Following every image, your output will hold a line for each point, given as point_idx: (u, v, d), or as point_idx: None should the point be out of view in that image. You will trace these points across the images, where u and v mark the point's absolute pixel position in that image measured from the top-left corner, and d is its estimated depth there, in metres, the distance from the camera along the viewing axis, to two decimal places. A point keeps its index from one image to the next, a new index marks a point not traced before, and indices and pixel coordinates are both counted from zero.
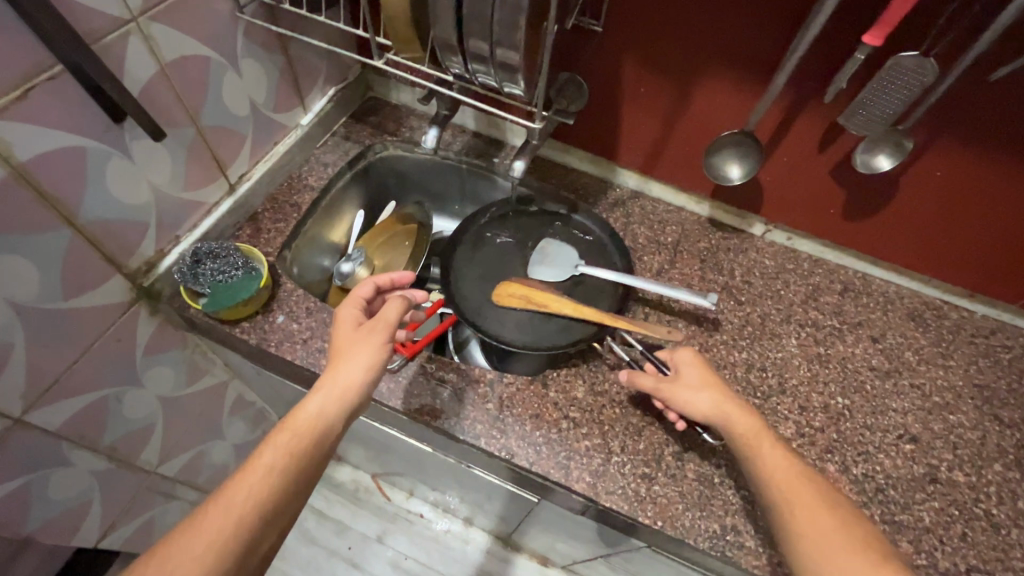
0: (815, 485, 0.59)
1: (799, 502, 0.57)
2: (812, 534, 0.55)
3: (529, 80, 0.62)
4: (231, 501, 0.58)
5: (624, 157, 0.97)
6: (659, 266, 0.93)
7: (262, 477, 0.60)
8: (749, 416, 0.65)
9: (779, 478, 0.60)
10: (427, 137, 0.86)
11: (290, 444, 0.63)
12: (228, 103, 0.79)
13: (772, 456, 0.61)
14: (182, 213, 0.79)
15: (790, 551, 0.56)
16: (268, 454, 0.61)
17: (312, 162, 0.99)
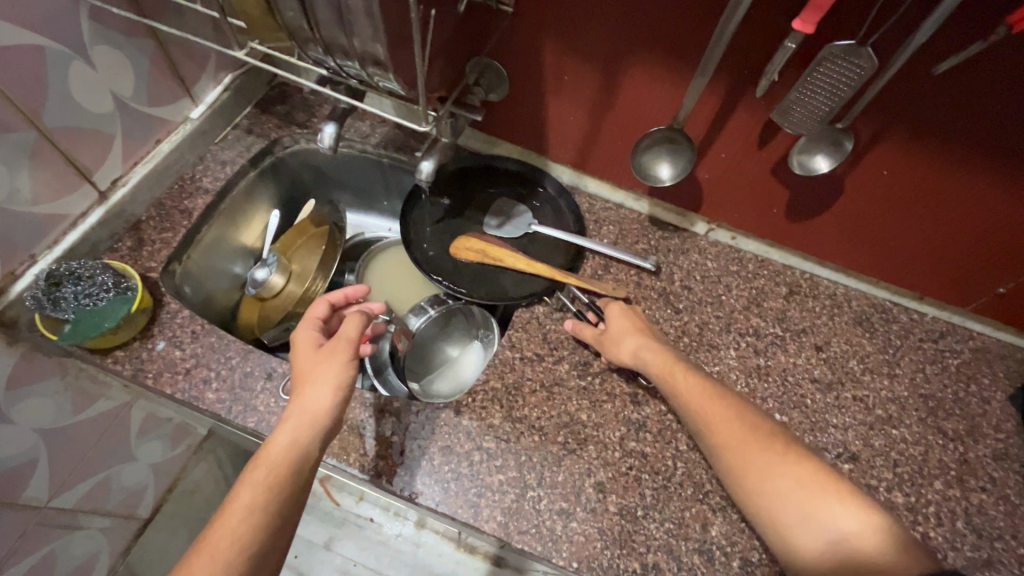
0: (723, 397, 0.64)
1: (712, 416, 0.62)
2: (727, 441, 0.60)
3: (408, 74, 0.52)
4: (210, 554, 0.51)
5: (555, 152, 0.88)
6: (593, 271, 0.85)
7: (244, 518, 0.53)
8: (661, 347, 0.70)
9: (692, 400, 0.64)
10: (324, 133, 0.75)
11: (265, 477, 0.56)
12: (82, 99, 0.68)
13: (684, 380, 0.66)
14: (36, 230, 0.69)
15: (723, 464, 0.60)
16: (244, 492, 0.55)
17: (208, 160, 0.88)
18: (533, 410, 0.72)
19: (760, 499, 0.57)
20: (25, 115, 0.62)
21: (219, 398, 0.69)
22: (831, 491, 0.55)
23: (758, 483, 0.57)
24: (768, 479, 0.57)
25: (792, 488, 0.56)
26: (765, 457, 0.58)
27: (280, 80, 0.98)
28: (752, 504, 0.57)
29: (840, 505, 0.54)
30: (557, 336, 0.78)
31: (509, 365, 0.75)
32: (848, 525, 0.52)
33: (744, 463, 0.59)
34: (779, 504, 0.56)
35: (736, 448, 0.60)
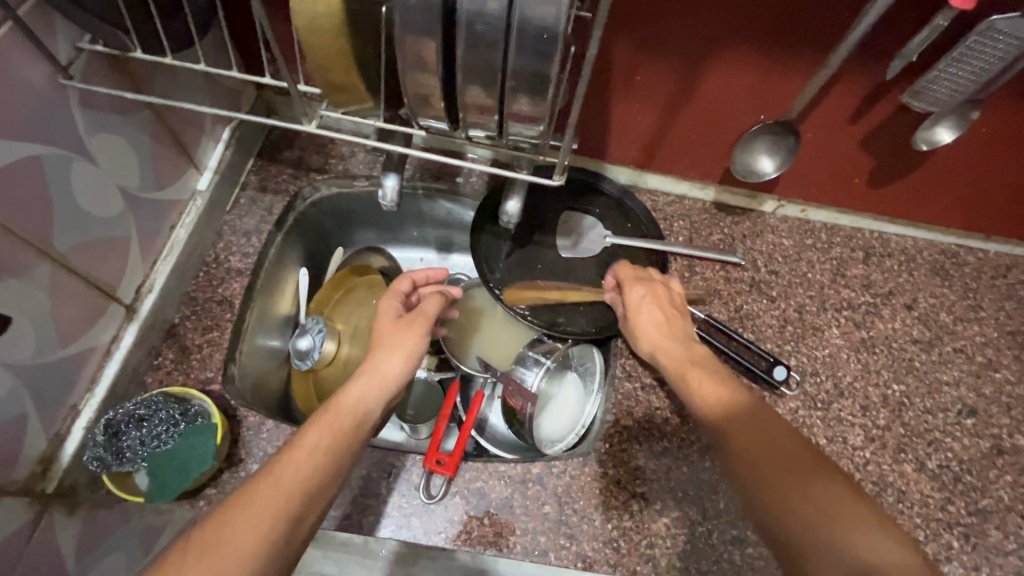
0: (741, 398, 0.54)
1: (736, 419, 0.52)
2: (760, 438, 0.50)
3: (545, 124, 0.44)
4: (262, 491, 0.45)
5: (615, 153, 0.81)
6: (681, 275, 0.81)
7: (309, 459, 0.49)
8: (685, 348, 0.64)
9: (714, 399, 0.56)
10: (384, 186, 0.64)
11: (336, 426, 0.53)
12: (89, 206, 0.55)
13: (707, 385, 0.57)
14: (70, 374, 0.57)
15: (739, 484, 0.48)
16: (314, 436, 0.51)
17: (226, 234, 0.75)
18: (673, 441, 0.68)
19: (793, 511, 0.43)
20: (25, 248, 0.49)
21: (344, 512, 0.61)
22: (850, 502, 0.43)
23: (805, 479, 0.45)
24: (819, 484, 0.44)
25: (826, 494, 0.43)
26: (800, 459, 0.47)
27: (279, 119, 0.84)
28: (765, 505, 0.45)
29: (867, 529, 0.40)
30: None
31: (633, 399, 0.70)
32: (868, 546, 0.39)
33: (783, 459, 0.47)
34: (797, 513, 0.43)
35: (765, 444, 0.49)
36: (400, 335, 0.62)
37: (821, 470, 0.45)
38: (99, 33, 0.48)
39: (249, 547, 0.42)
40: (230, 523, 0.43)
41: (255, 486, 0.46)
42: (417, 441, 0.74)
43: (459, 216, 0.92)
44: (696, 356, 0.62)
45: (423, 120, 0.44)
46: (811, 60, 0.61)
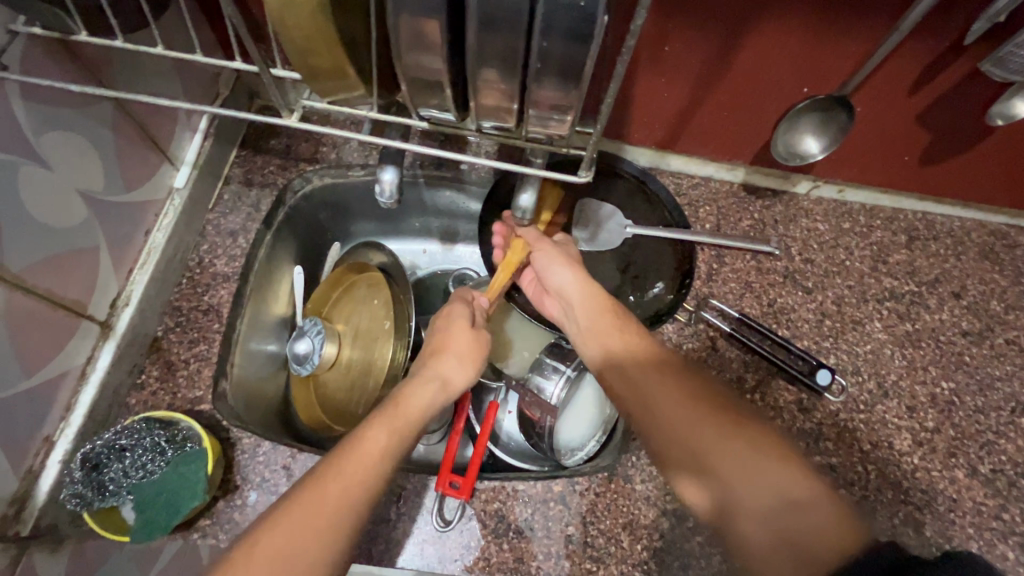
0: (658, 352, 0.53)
1: (659, 382, 0.49)
2: (682, 399, 0.48)
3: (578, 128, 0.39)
4: (322, 493, 0.43)
5: (638, 133, 0.74)
6: (709, 267, 0.74)
7: (370, 463, 0.46)
8: (601, 297, 0.58)
9: (636, 361, 0.52)
10: (382, 180, 0.57)
11: (400, 425, 0.49)
12: (42, 214, 0.48)
13: (629, 345, 0.54)
14: (41, 402, 0.51)
15: (661, 436, 0.48)
16: (378, 434, 0.48)
17: (210, 234, 0.68)
18: None
19: (719, 471, 0.43)
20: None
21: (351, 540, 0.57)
22: (772, 450, 0.43)
23: (731, 439, 0.44)
24: (746, 441, 0.44)
25: (748, 453, 0.43)
26: (722, 418, 0.46)
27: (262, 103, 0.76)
28: (688, 467, 0.45)
29: (782, 466, 0.42)
30: (699, 356, 0.69)
31: None
32: (788, 491, 0.40)
33: (705, 421, 0.46)
34: (721, 472, 0.43)
35: (688, 406, 0.47)
36: (459, 340, 0.58)
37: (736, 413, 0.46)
38: (35, 13, 0.40)
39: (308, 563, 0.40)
40: (297, 526, 0.41)
41: (314, 489, 0.43)
42: (427, 450, 0.69)
43: (464, 205, 0.85)
44: (613, 310, 0.57)
45: (428, 110, 0.37)
46: (870, 23, 0.54)
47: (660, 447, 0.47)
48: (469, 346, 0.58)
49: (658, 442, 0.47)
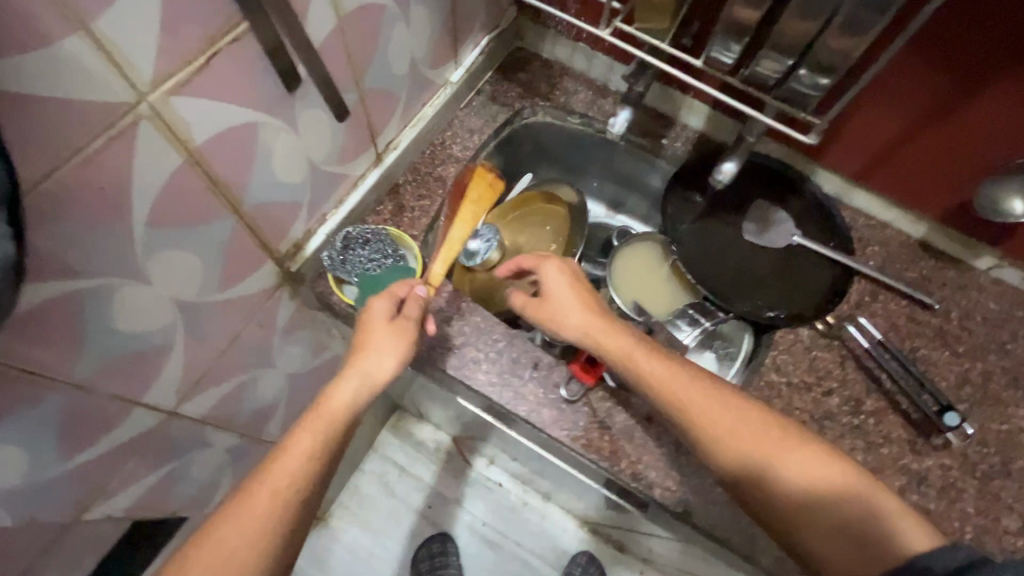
0: (695, 375, 0.61)
1: (725, 425, 0.58)
2: (758, 443, 0.57)
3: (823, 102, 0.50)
4: (258, 510, 0.53)
5: (835, 159, 0.80)
6: (861, 296, 0.77)
7: (297, 464, 0.56)
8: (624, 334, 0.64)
9: (698, 409, 0.59)
10: (615, 118, 0.70)
11: (321, 429, 0.58)
12: (392, 61, 0.65)
13: (693, 384, 0.60)
14: (330, 188, 0.69)
15: (731, 468, 0.58)
16: (302, 441, 0.57)
17: (456, 126, 0.86)
18: None
19: (800, 505, 0.55)
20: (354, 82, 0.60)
21: (489, 381, 0.69)
22: (834, 461, 0.56)
23: (810, 475, 0.56)
24: (811, 466, 0.56)
25: (821, 475, 0.55)
26: (790, 442, 0.57)
27: (520, 45, 0.93)
28: (769, 507, 0.56)
29: (840, 480, 0.55)
30: (826, 365, 0.73)
31: (774, 390, 0.71)
32: (862, 506, 0.54)
33: (785, 458, 0.57)
34: (799, 502, 0.56)
35: (768, 442, 0.57)
36: (381, 338, 0.62)
37: (793, 440, 0.57)
38: None
39: (265, 531, 0.53)
40: (230, 538, 0.52)
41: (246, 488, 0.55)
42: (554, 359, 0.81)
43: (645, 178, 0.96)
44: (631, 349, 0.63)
45: None
46: None
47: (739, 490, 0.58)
48: (388, 341, 0.62)
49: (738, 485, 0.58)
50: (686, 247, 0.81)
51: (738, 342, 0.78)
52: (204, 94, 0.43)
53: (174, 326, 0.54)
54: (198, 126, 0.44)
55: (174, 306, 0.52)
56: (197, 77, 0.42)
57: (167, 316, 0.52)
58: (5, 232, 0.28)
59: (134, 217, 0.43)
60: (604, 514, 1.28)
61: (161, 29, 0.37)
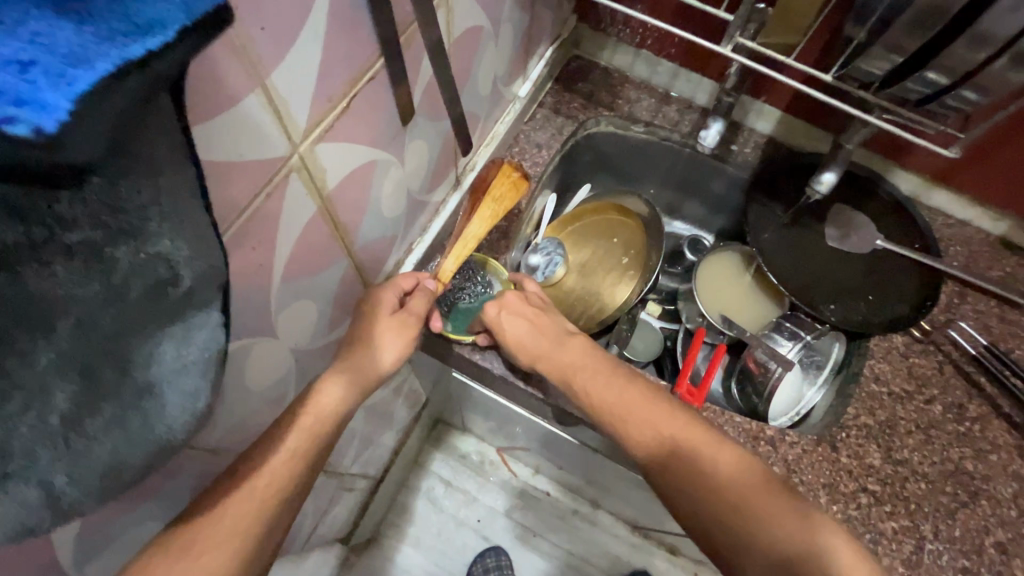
0: (634, 388, 0.58)
1: (659, 438, 0.55)
2: (684, 454, 0.53)
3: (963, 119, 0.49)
4: (239, 504, 0.42)
5: (916, 159, 0.79)
6: (950, 299, 0.76)
7: (285, 465, 0.46)
8: (575, 352, 0.63)
9: (643, 425, 0.56)
10: (706, 130, 0.69)
11: (318, 428, 0.49)
12: (479, 83, 0.63)
13: (642, 398, 0.57)
14: (416, 217, 0.66)
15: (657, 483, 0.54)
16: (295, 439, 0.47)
17: (522, 142, 0.84)
18: (914, 453, 0.67)
19: (721, 518, 0.50)
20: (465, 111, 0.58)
21: None
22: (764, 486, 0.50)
23: (729, 489, 0.50)
24: (732, 481, 0.51)
25: (743, 489, 0.50)
26: (734, 462, 0.52)
27: (578, 53, 0.91)
28: (701, 521, 0.51)
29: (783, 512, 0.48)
30: (924, 372, 0.72)
31: (877, 401, 0.70)
32: (785, 533, 0.47)
33: (702, 470, 0.52)
34: (724, 518, 0.49)
35: (689, 453, 0.53)
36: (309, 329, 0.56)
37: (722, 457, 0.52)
38: None
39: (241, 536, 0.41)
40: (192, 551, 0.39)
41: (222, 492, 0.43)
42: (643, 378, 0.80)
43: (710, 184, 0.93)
44: (611, 371, 0.61)
45: (866, 59, 0.47)
46: None
47: (672, 505, 0.53)
48: (393, 333, 0.56)
49: (674, 503, 0.53)
50: (770, 256, 0.80)
51: (825, 351, 0.76)
52: (341, 138, 0.40)
53: (289, 376, 0.51)
54: (332, 171, 0.41)
55: (291, 357, 0.50)
56: (338, 122, 0.39)
57: (285, 367, 0.49)
58: (220, 319, 0.25)
59: (274, 272, 0.40)
60: (663, 521, 1.26)
61: (317, 77, 0.35)
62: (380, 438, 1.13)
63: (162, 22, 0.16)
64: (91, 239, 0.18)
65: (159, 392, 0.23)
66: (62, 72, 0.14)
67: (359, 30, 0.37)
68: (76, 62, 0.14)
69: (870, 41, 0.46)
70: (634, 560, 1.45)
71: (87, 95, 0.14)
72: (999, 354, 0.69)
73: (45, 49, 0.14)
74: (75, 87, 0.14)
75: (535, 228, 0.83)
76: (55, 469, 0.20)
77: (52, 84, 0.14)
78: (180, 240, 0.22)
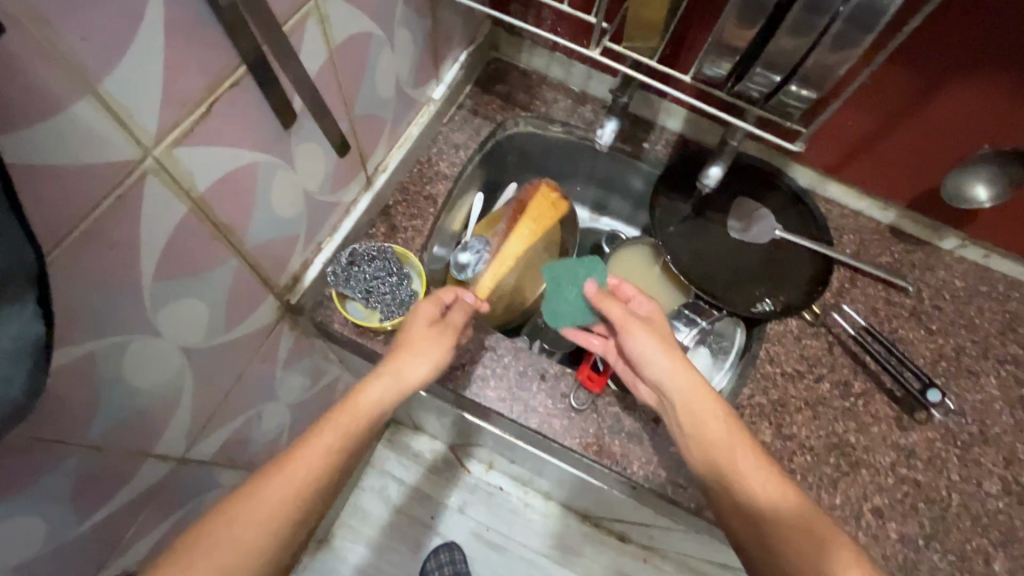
0: (733, 423, 0.58)
1: (716, 451, 0.56)
2: (736, 467, 0.55)
3: (805, 113, 0.53)
4: (250, 515, 0.46)
5: (809, 154, 0.84)
6: (841, 283, 0.81)
7: (311, 473, 0.49)
8: (694, 378, 0.60)
9: (725, 443, 0.57)
10: (603, 129, 0.72)
11: (351, 430, 0.52)
12: (378, 86, 0.65)
13: (698, 411, 0.58)
14: (324, 218, 0.68)
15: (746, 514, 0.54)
16: (326, 439, 0.51)
17: (441, 143, 0.86)
18: (802, 428, 0.72)
19: (787, 552, 0.49)
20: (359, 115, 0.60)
21: (497, 395, 0.70)
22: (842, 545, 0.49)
23: (776, 507, 0.52)
24: (779, 497, 0.53)
25: (787, 509, 0.52)
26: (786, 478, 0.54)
27: (497, 56, 0.94)
28: (753, 537, 0.53)
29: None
30: (814, 352, 0.76)
31: (771, 381, 0.74)
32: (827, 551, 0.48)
33: (761, 487, 0.53)
34: (769, 536, 0.51)
35: (742, 470, 0.55)
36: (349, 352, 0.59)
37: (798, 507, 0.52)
38: None
39: (258, 548, 0.45)
40: (221, 544, 0.44)
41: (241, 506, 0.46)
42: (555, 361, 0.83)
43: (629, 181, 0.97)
44: (706, 390, 0.59)
45: (713, 61, 0.51)
46: None
47: (728, 519, 0.55)
48: (426, 344, 0.59)
49: (728, 515, 0.55)
50: (678, 249, 0.84)
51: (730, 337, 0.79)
52: (205, 142, 0.42)
53: (181, 374, 0.52)
54: (200, 174, 0.43)
55: (182, 354, 0.51)
56: (198, 127, 0.41)
57: (175, 365, 0.51)
58: (34, 311, 0.27)
59: (143, 272, 0.42)
60: (608, 509, 1.30)
61: (164, 85, 0.36)
62: None
63: None
64: None
65: None
66: None
67: (207, 37, 0.38)
68: None
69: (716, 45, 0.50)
70: (586, 548, 1.48)
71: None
72: (876, 333, 0.75)
73: None
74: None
75: (454, 225, 0.85)
76: None
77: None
78: None
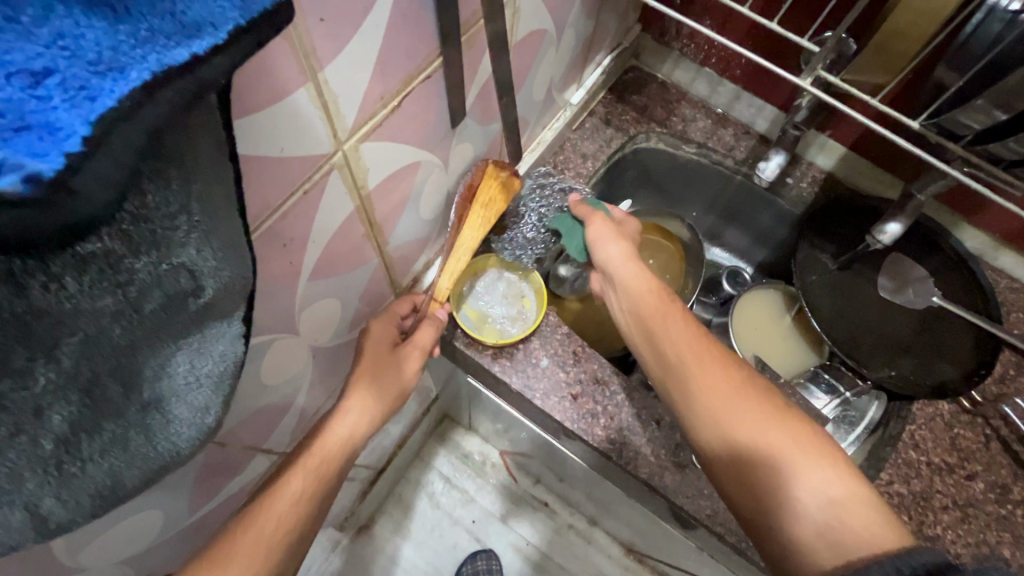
0: (682, 315, 0.53)
1: (726, 398, 0.47)
2: (741, 414, 0.46)
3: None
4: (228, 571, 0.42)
5: (986, 217, 0.73)
6: (1004, 369, 0.71)
7: (289, 515, 0.46)
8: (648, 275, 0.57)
9: (717, 393, 0.48)
10: (765, 163, 0.65)
11: (320, 471, 0.49)
12: (535, 87, 0.60)
13: (676, 331, 0.52)
14: None
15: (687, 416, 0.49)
16: (297, 479, 0.47)
17: (569, 150, 0.81)
18: (948, 532, 0.63)
19: (749, 455, 0.45)
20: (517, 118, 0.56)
21: (606, 435, 0.64)
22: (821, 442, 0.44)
23: (764, 447, 0.44)
24: (794, 445, 0.44)
25: (826, 469, 0.42)
26: (767, 410, 0.46)
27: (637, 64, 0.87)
28: (749, 498, 0.44)
29: (826, 470, 0.42)
30: (968, 444, 0.67)
31: (914, 470, 0.66)
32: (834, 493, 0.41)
33: (757, 435, 0.45)
34: (797, 497, 0.42)
35: (717, 406, 0.47)
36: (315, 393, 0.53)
37: (771, 404, 0.46)
38: None
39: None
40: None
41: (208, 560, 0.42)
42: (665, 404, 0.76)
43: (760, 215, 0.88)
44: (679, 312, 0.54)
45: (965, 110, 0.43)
46: None
47: (722, 482, 0.47)
48: (387, 388, 0.53)
49: (709, 463, 0.47)
50: (817, 302, 0.75)
51: (861, 409, 0.70)
52: (387, 137, 0.38)
53: (304, 372, 0.49)
54: (375, 171, 0.39)
55: (309, 353, 0.48)
56: (386, 121, 0.37)
57: (300, 363, 0.48)
58: (239, 330, 0.24)
59: (302, 271, 0.39)
60: (662, 552, 1.21)
61: (372, 74, 0.33)
62: (385, 431, 1.13)
63: (209, 22, 0.17)
64: (108, 249, 0.17)
65: (167, 405, 0.23)
66: (84, 85, 0.14)
67: (420, 22, 0.34)
68: (108, 70, 0.15)
69: (972, 91, 0.42)
70: None
71: (116, 110, 0.14)
72: None
73: (71, 56, 0.14)
74: (98, 101, 0.14)
75: None
76: (42, 491, 0.20)
77: (75, 103, 0.14)
78: (207, 249, 0.20)
